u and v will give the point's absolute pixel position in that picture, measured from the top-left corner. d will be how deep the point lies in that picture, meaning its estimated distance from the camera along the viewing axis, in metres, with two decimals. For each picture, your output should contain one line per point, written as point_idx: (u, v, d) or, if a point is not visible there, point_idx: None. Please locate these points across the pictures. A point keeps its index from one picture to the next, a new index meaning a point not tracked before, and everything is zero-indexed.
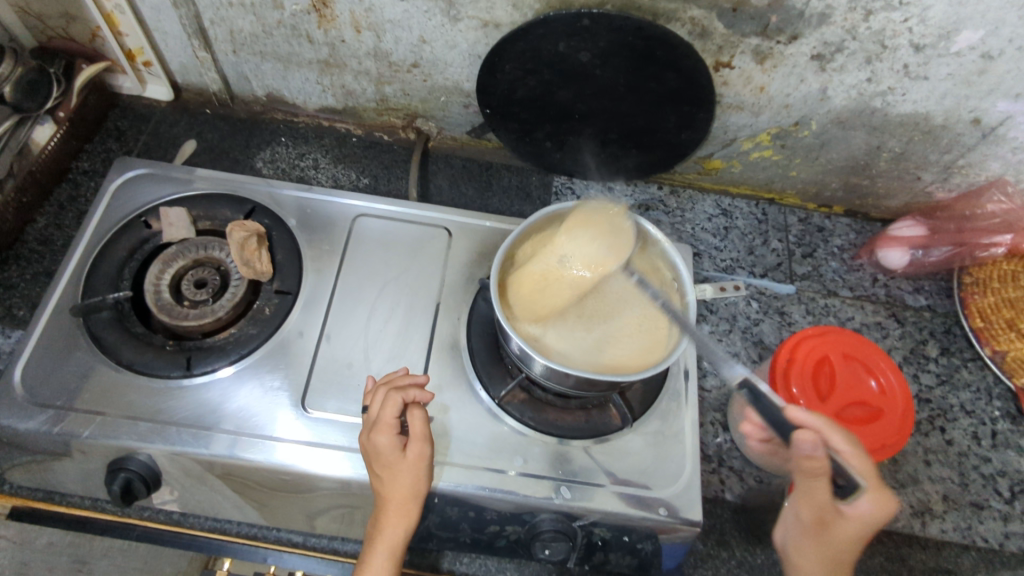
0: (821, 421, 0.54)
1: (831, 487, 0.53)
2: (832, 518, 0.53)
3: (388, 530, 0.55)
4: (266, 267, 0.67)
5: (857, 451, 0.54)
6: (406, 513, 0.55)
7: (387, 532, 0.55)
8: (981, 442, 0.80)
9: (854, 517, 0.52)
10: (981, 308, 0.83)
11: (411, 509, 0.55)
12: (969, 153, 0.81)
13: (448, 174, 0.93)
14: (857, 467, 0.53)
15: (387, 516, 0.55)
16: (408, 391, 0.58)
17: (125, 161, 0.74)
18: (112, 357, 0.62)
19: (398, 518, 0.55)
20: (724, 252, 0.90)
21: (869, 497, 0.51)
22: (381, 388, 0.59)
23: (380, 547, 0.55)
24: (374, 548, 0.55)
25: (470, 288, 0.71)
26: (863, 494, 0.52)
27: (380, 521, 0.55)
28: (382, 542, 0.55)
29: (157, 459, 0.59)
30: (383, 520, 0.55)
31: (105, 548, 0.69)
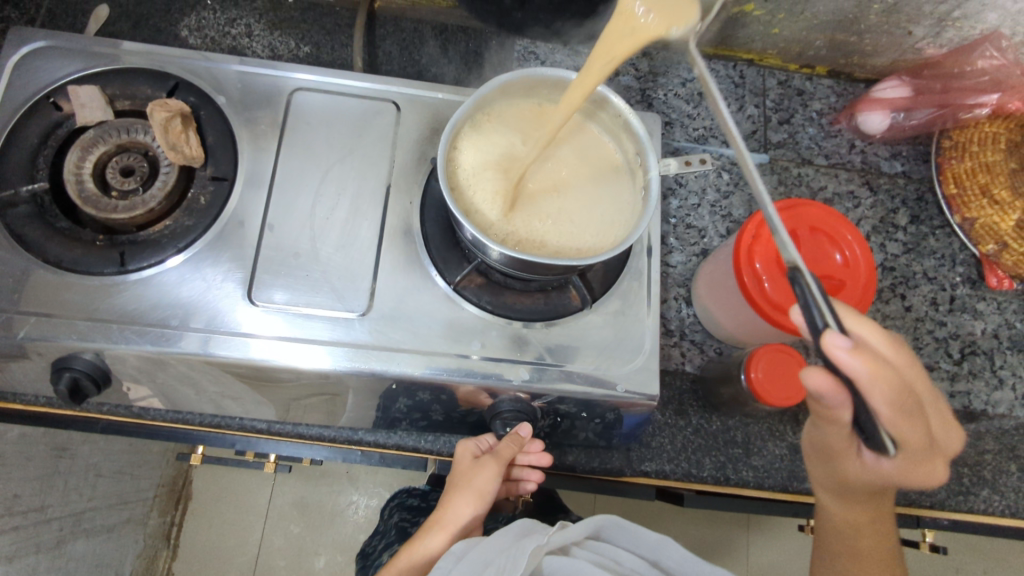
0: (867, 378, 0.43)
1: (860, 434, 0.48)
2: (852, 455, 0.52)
3: (461, 501, 0.62)
4: (197, 151, 0.62)
5: (902, 412, 0.46)
6: (480, 499, 0.63)
7: (455, 505, 0.62)
8: (938, 307, 0.81)
9: (874, 464, 0.51)
10: (956, 173, 0.79)
11: (484, 497, 0.63)
12: (966, 3, 0.73)
13: (398, 40, 0.84)
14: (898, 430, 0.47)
15: (463, 490, 0.63)
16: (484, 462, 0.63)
17: (20, 31, 0.65)
18: (39, 255, 0.58)
19: (469, 500, 0.62)
20: (697, 120, 0.85)
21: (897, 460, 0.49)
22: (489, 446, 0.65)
23: (449, 515, 0.62)
24: (444, 511, 0.63)
25: (422, 168, 0.66)
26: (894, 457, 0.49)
27: (454, 494, 0.63)
28: (451, 512, 0.62)
29: (102, 358, 0.57)
30: (457, 491, 0.63)
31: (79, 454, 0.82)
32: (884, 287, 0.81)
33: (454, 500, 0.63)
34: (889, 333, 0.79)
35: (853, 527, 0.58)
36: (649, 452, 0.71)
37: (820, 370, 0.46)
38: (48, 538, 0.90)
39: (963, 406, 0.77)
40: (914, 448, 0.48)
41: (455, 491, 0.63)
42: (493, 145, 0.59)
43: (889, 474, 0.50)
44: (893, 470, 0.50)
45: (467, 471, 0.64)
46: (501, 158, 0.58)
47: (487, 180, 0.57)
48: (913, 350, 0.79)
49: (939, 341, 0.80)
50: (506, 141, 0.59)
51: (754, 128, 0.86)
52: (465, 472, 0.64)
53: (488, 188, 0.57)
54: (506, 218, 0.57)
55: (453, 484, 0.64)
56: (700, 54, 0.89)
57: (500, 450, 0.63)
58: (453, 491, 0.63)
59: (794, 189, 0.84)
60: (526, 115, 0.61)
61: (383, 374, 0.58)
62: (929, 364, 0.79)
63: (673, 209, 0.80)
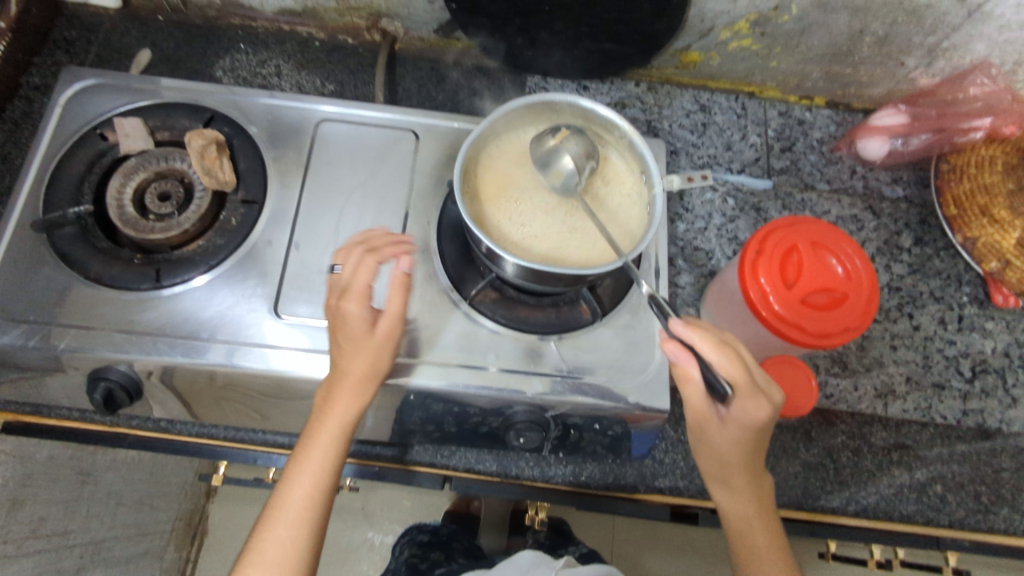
0: (696, 337, 0.52)
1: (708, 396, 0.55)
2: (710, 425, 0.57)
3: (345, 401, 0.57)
4: (230, 177, 0.66)
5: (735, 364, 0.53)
6: (363, 389, 0.58)
7: (341, 406, 0.57)
8: (947, 326, 0.82)
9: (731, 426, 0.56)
10: (956, 195, 0.81)
11: (366, 387, 0.58)
12: (953, 34, 0.77)
13: (416, 78, 0.89)
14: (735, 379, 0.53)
15: (342, 390, 0.57)
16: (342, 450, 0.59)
17: (73, 70, 0.71)
18: (81, 272, 0.62)
19: (354, 395, 0.57)
20: (702, 148, 0.89)
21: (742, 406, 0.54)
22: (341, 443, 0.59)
23: (336, 414, 0.57)
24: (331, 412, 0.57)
25: (439, 192, 0.70)
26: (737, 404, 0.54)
27: (335, 394, 0.57)
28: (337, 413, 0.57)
29: (135, 369, 0.60)
30: (339, 390, 0.57)
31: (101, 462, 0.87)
32: (892, 306, 0.83)
33: (333, 399, 0.57)
34: (899, 351, 0.80)
35: (745, 523, 0.60)
36: (662, 469, 0.72)
37: (669, 341, 0.54)
38: (69, 565, 0.90)
39: (977, 423, 0.77)
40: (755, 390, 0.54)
41: (337, 389, 0.57)
42: (512, 162, 0.63)
43: (747, 420, 0.55)
44: (746, 415, 0.55)
45: (339, 356, 0.58)
46: (517, 173, 0.62)
47: (503, 192, 0.61)
48: (923, 369, 0.79)
49: (949, 360, 0.80)
50: (524, 157, 0.63)
51: (757, 156, 0.89)
52: (337, 363, 0.58)
53: (502, 199, 0.61)
54: (518, 227, 0.60)
55: (330, 378, 0.58)
56: (703, 87, 0.93)
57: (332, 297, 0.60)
58: (333, 388, 0.57)
59: (798, 213, 0.87)
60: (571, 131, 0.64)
61: (402, 385, 0.61)
62: (941, 382, 0.79)
63: (681, 232, 0.83)
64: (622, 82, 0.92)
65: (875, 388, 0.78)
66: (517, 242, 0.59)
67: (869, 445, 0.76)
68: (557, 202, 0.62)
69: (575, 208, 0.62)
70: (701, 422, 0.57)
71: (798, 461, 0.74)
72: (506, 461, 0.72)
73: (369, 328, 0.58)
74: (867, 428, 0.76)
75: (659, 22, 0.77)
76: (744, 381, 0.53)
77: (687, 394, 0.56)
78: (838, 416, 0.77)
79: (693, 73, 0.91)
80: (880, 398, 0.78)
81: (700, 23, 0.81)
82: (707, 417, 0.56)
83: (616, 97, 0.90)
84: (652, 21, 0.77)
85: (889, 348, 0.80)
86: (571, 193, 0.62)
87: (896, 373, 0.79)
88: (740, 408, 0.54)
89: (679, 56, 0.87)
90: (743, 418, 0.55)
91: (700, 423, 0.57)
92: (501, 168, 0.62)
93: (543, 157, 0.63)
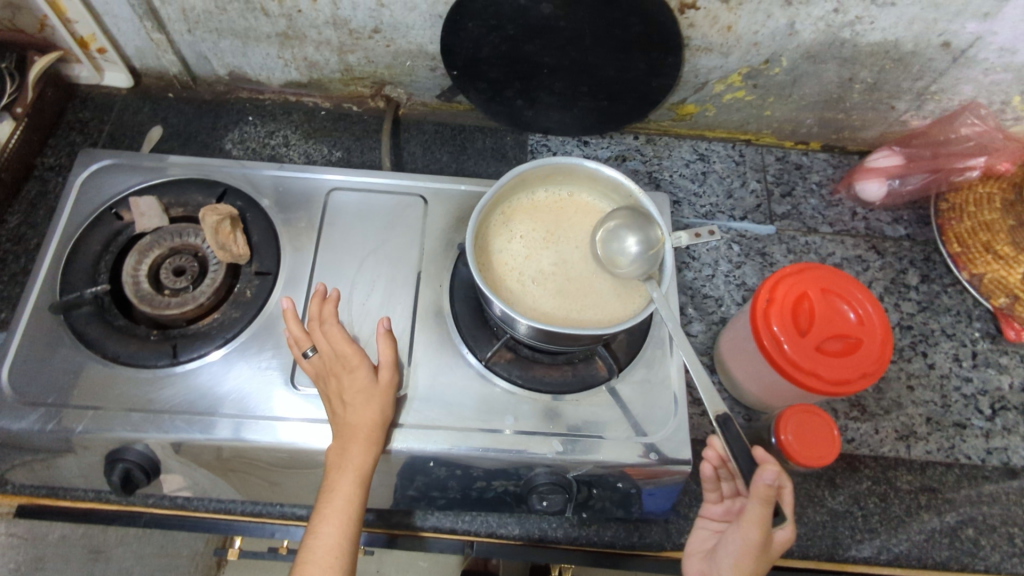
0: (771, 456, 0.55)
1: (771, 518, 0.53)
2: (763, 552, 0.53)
3: (358, 453, 0.56)
4: (243, 250, 0.67)
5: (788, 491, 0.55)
6: (373, 438, 0.58)
7: (355, 461, 0.56)
8: (962, 363, 0.82)
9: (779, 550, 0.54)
10: (957, 233, 0.82)
11: (375, 438, 0.58)
12: (941, 78, 0.79)
13: (421, 141, 0.91)
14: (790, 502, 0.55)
15: (354, 442, 0.57)
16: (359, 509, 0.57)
17: (89, 152, 0.73)
18: (98, 352, 0.62)
19: (366, 446, 0.57)
20: (703, 197, 0.90)
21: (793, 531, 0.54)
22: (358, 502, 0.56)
23: (350, 472, 0.56)
24: (344, 472, 0.56)
25: (449, 254, 0.71)
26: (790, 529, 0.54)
27: (347, 448, 0.57)
28: (351, 467, 0.56)
29: (153, 448, 0.60)
30: (351, 443, 0.57)
31: (117, 536, 0.71)
32: (905, 345, 0.82)
33: (346, 453, 0.56)
34: (916, 391, 0.79)
35: None
36: (687, 524, 0.71)
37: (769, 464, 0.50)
38: None
39: (1002, 462, 0.76)
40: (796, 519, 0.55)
41: (348, 444, 0.57)
42: (523, 222, 0.64)
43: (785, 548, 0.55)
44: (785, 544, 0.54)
45: (343, 412, 0.58)
46: (529, 233, 0.63)
47: (514, 252, 0.62)
48: (942, 408, 0.79)
49: (967, 398, 0.80)
50: (536, 218, 0.64)
51: (758, 202, 0.91)
52: (343, 420, 0.58)
53: (513, 259, 0.62)
54: (529, 286, 0.61)
55: (337, 436, 0.58)
56: (700, 137, 0.95)
57: (327, 367, 0.61)
58: (344, 443, 0.57)
59: (804, 256, 0.87)
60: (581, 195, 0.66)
61: (421, 453, 0.60)
62: (961, 422, 0.78)
63: (688, 281, 0.84)
64: (621, 136, 0.94)
65: (896, 430, 0.77)
66: (529, 302, 0.60)
67: (895, 490, 0.74)
68: (568, 263, 0.62)
69: (586, 269, 0.62)
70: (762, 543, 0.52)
71: (825, 510, 0.73)
72: (529, 522, 0.71)
73: (367, 380, 0.59)
74: (892, 472, 0.75)
75: (655, 80, 0.79)
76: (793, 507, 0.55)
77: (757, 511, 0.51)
78: (861, 461, 0.76)
79: (690, 124, 0.93)
80: (901, 441, 0.77)
81: (694, 78, 0.83)
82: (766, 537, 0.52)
83: (616, 151, 0.92)
84: (648, 78, 0.79)
85: (907, 388, 0.80)
86: (582, 254, 0.63)
87: (916, 414, 0.78)
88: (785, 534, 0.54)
89: (675, 109, 0.90)
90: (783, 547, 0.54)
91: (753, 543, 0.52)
92: (512, 229, 0.63)
93: (555, 218, 0.64)
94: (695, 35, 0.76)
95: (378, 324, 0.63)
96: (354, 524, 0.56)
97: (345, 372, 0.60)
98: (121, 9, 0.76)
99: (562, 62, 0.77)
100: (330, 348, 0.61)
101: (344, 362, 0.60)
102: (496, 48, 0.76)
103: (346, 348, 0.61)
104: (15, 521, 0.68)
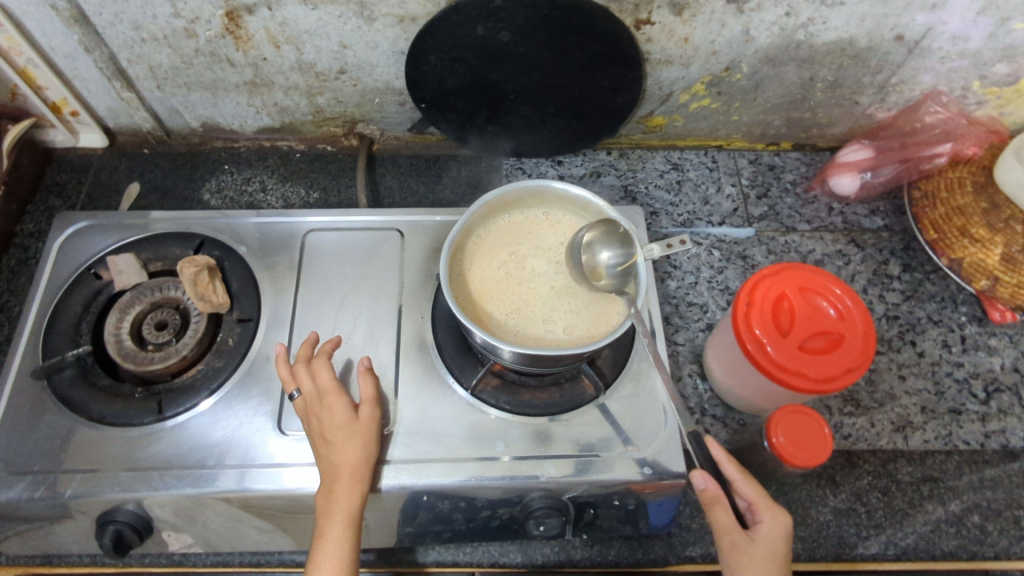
0: (724, 458, 0.59)
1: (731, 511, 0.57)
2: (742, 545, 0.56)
3: (344, 493, 0.56)
4: (223, 298, 0.67)
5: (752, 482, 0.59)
6: (359, 477, 0.57)
7: (342, 503, 0.56)
8: (951, 348, 0.82)
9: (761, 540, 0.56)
10: (932, 220, 0.82)
11: (361, 474, 0.58)
12: (899, 70, 0.80)
13: (397, 174, 0.92)
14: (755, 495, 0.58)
15: (339, 481, 0.57)
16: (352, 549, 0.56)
17: (64, 216, 0.73)
18: (83, 414, 0.62)
19: (351, 485, 0.57)
20: (680, 206, 0.91)
21: (765, 517, 0.57)
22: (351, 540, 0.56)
23: (338, 514, 0.56)
24: (332, 515, 0.56)
25: (429, 285, 0.71)
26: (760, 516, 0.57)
27: (332, 488, 0.57)
28: (338, 508, 0.56)
29: (144, 506, 0.60)
30: (336, 483, 0.57)
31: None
32: (893, 336, 0.82)
33: (333, 493, 0.56)
34: (908, 381, 0.79)
35: None
36: (690, 536, 0.70)
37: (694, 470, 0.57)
38: None
39: (1001, 445, 0.76)
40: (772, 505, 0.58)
41: (333, 485, 0.57)
42: (499, 247, 0.64)
43: (778, 545, 0.56)
44: (774, 539, 0.56)
45: (327, 452, 0.58)
46: (505, 258, 0.64)
47: (490, 276, 0.62)
48: (936, 395, 0.78)
49: (960, 383, 0.79)
50: (512, 243, 0.64)
51: (735, 206, 0.91)
52: (327, 459, 0.58)
53: (490, 284, 0.62)
54: (508, 309, 0.61)
55: (324, 478, 0.58)
56: (672, 147, 0.96)
57: (309, 408, 0.61)
58: (330, 483, 0.57)
59: (784, 256, 0.88)
60: (556, 215, 0.66)
61: (415, 487, 0.60)
62: (957, 407, 0.78)
63: (672, 290, 0.84)
64: (594, 153, 0.95)
65: (892, 422, 0.77)
66: (510, 327, 0.60)
67: (896, 482, 0.74)
68: (546, 284, 0.63)
69: (565, 289, 0.63)
70: (738, 547, 0.56)
71: (828, 509, 0.72)
72: (531, 548, 0.70)
73: (347, 417, 0.60)
74: (892, 464, 0.75)
75: (620, 95, 0.80)
76: (760, 502, 0.57)
77: (715, 516, 0.57)
78: (860, 456, 0.75)
79: (661, 135, 0.94)
80: (898, 432, 0.76)
81: (659, 90, 0.84)
82: (738, 538, 0.56)
83: (590, 168, 0.93)
84: (612, 95, 0.80)
85: (898, 379, 0.79)
86: (559, 274, 0.63)
87: (910, 404, 0.78)
88: (767, 529, 0.56)
89: (644, 122, 0.91)
90: (775, 542, 0.56)
91: (731, 548, 0.56)
92: (488, 253, 0.64)
93: (531, 241, 0.65)
94: (654, 49, 0.77)
95: (358, 363, 0.64)
96: (348, 565, 0.56)
97: (323, 410, 0.60)
98: (90, 71, 0.78)
99: (526, 87, 0.78)
100: (313, 387, 0.61)
101: (326, 401, 0.60)
102: (460, 79, 0.77)
103: (327, 384, 0.61)
104: None
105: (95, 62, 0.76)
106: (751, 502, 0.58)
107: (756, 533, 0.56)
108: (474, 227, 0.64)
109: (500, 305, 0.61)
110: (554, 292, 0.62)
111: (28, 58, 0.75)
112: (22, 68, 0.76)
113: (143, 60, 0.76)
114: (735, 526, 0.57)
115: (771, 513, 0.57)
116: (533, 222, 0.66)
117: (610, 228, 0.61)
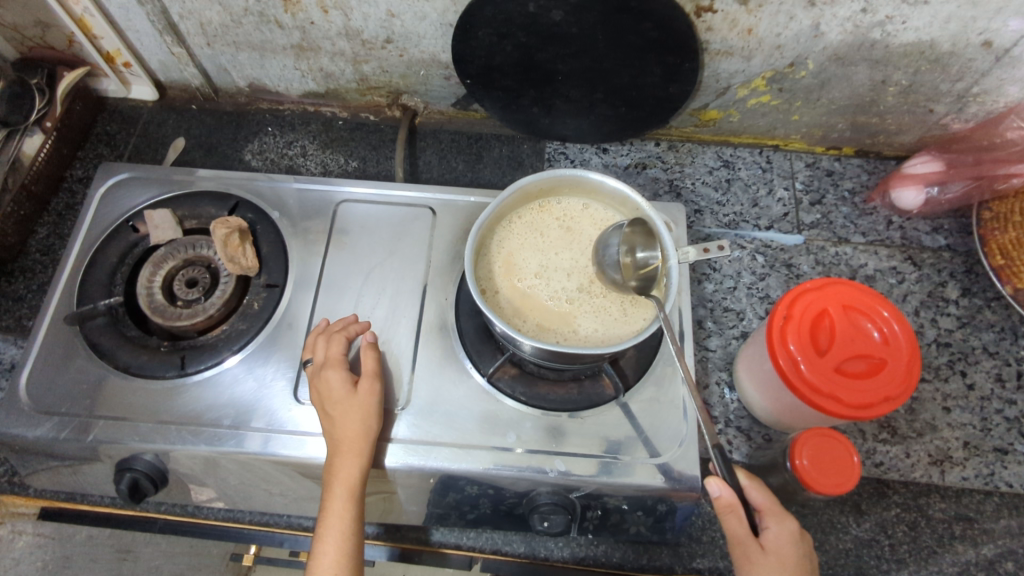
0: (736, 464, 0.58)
1: (745, 521, 0.54)
2: (753, 553, 0.54)
3: (344, 466, 0.56)
4: (252, 262, 0.67)
5: (756, 483, 0.58)
6: (359, 451, 0.57)
7: (342, 477, 0.56)
8: (1005, 383, 0.76)
9: (770, 549, 0.54)
10: (1002, 245, 0.76)
11: (363, 447, 0.57)
12: (983, 79, 0.74)
13: (437, 150, 0.90)
14: (760, 500, 0.56)
15: (339, 456, 0.57)
16: (356, 520, 0.57)
17: (109, 166, 0.75)
18: (111, 362, 0.64)
19: (351, 458, 0.57)
20: (726, 206, 0.87)
21: (772, 522, 0.55)
22: (357, 512, 0.56)
23: (339, 489, 0.56)
24: (334, 489, 0.56)
25: (457, 267, 0.70)
26: (767, 522, 0.55)
27: (334, 462, 0.57)
28: (339, 483, 0.56)
29: (160, 458, 0.61)
30: (337, 457, 0.57)
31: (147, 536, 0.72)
32: (942, 363, 0.77)
33: (335, 466, 0.57)
34: (953, 413, 0.74)
35: None
36: (699, 547, 0.68)
37: (712, 476, 0.54)
38: None
39: None
40: (779, 508, 0.56)
41: (335, 459, 0.57)
42: (567, 219, 0.63)
43: (787, 550, 0.54)
44: (784, 545, 0.54)
45: (331, 425, 0.58)
46: (560, 229, 0.63)
47: (527, 242, 0.62)
48: (982, 432, 0.73)
49: (1010, 421, 0.74)
50: (578, 221, 0.63)
51: (785, 211, 0.87)
52: (332, 432, 0.58)
53: (528, 246, 0.62)
54: (518, 275, 0.60)
55: (328, 450, 0.58)
56: (724, 143, 0.92)
57: (319, 382, 0.61)
58: (332, 457, 0.57)
59: (833, 268, 0.83)
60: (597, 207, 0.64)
61: (422, 469, 0.60)
62: (1003, 447, 0.73)
63: (709, 293, 0.80)
64: (642, 143, 0.91)
65: (929, 454, 0.72)
66: (515, 311, 0.59)
67: (926, 518, 0.70)
68: (558, 284, 0.60)
69: (560, 299, 0.60)
70: (750, 557, 0.54)
71: (849, 537, 0.69)
72: (535, 542, 0.69)
73: (349, 391, 0.59)
74: (924, 499, 0.71)
75: (673, 86, 0.77)
76: (768, 507, 0.56)
77: (728, 524, 0.55)
78: (890, 486, 0.71)
79: (714, 130, 0.90)
80: (935, 466, 0.72)
81: (716, 83, 0.80)
82: (750, 548, 0.54)
83: (637, 158, 0.90)
84: (665, 85, 0.77)
85: (942, 410, 0.74)
86: (574, 285, 0.61)
87: (952, 437, 0.73)
88: (773, 534, 0.55)
89: (698, 115, 0.87)
90: (784, 548, 0.54)
91: (745, 559, 0.54)
92: (516, 241, 0.62)
93: (565, 234, 0.63)
94: (714, 38, 0.72)
95: (362, 337, 0.64)
96: (353, 539, 0.56)
97: (328, 383, 0.60)
98: (143, 24, 0.78)
99: (577, 70, 0.76)
100: (325, 359, 0.62)
101: (334, 375, 0.60)
102: (508, 56, 0.75)
103: (334, 354, 0.61)
104: (41, 522, 0.70)
105: (148, 15, 0.77)
106: (759, 508, 0.56)
107: (764, 540, 0.54)
108: (507, 210, 0.63)
109: (519, 296, 0.59)
110: (575, 287, 0.60)
111: (84, 7, 0.76)
112: (79, 17, 0.78)
113: (195, 16, 0.77)
114: (747, 535, 0.54)
115: (777, 518, 0.56)
116: (569, 211, 0.64)
117: (643, 227, 0.57)
